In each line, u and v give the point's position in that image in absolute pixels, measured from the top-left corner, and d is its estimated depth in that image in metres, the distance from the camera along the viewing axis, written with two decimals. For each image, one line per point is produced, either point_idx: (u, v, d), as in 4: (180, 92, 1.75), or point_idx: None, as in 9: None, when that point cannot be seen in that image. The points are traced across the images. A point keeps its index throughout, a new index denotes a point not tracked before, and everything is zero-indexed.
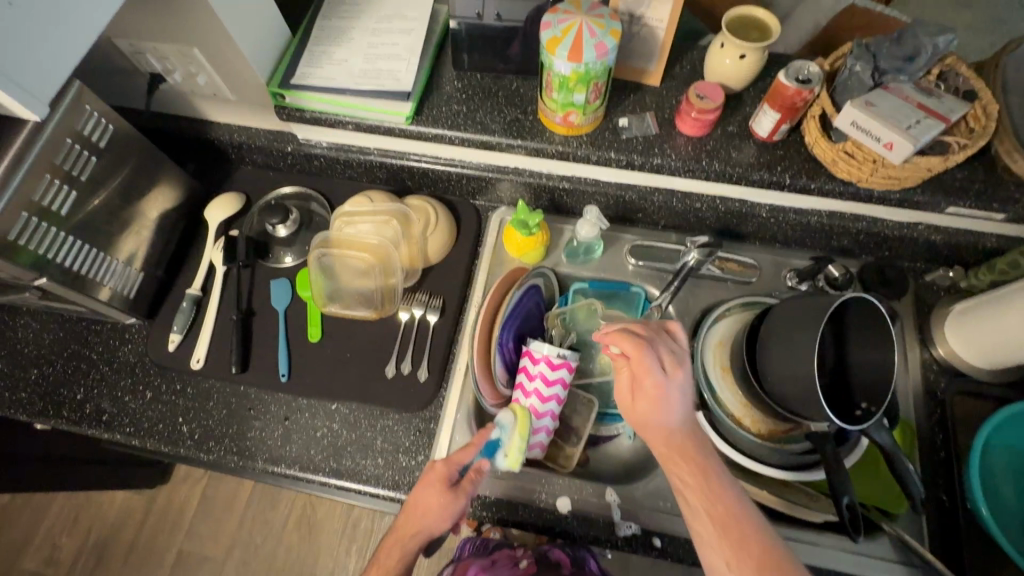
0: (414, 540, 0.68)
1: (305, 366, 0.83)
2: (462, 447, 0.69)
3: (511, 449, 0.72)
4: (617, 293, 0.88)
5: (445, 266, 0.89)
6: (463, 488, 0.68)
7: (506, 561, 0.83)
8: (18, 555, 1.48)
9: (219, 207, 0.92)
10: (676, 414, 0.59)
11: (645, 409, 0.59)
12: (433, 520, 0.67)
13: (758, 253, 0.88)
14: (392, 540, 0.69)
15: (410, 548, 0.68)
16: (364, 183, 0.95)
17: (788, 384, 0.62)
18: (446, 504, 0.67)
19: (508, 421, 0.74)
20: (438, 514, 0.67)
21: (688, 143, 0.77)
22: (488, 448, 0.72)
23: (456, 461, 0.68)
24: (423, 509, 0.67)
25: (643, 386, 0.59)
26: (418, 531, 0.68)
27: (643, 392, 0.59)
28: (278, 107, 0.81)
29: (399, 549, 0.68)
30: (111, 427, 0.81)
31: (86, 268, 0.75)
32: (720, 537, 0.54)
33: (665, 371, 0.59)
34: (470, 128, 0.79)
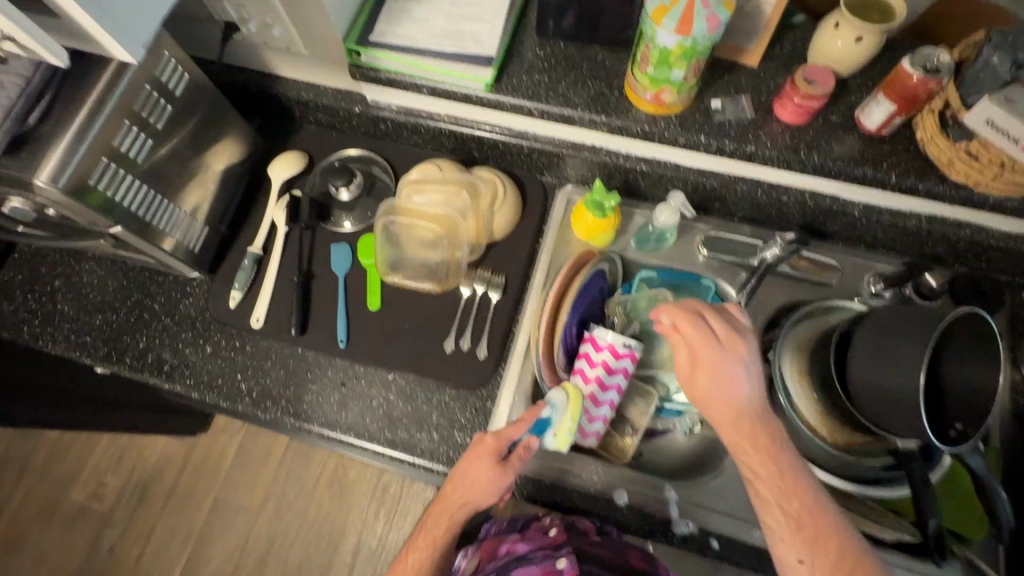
0: (460, 510, 0.69)
1: (363, 334, 0.82)
2: (512, 422, 0.68)
3: (561, 429, 0.72)
4: (686, 284, 0.84)
5: (509, 243, 0.86)
6: (511, 463, 0.68)
7: (534, 532, 0.75)
8: (65, 488, 1.55)
9: (282, 166, 0.90)
10: (742, 398, 0.58)
11: (713, 392, 0.58)
12: (480, 495, 0.67)
13: (839, 254, 0.83)
14: (438, 510, 0.70)
15: (458, 516, 0.70)
16: (428, 151, 0.92)
17: (883, 396, 0.58)
18: (494, 478, 0.67)
19: (559, 401, 0.72)
20: (486, 487, 0.67)
21: (785, 131, 0.71)
22: (538, 426, 0.72)
23: (505, 437, 0.67)
24: (469, 481, 0.67)
25: (710, 369, 0.58)
26: (465, 502, 0.69)
27: (710, 373, 0.58)
28: (353, 65, 0.78)
29: (446, 517, 0.70)
30: (172, 377, 0.82)
31: (156, 218, 0.74)
32: (792, 530, 0.54)
33: (732, 353, 0.59)
34: (552, 100, 0.75)
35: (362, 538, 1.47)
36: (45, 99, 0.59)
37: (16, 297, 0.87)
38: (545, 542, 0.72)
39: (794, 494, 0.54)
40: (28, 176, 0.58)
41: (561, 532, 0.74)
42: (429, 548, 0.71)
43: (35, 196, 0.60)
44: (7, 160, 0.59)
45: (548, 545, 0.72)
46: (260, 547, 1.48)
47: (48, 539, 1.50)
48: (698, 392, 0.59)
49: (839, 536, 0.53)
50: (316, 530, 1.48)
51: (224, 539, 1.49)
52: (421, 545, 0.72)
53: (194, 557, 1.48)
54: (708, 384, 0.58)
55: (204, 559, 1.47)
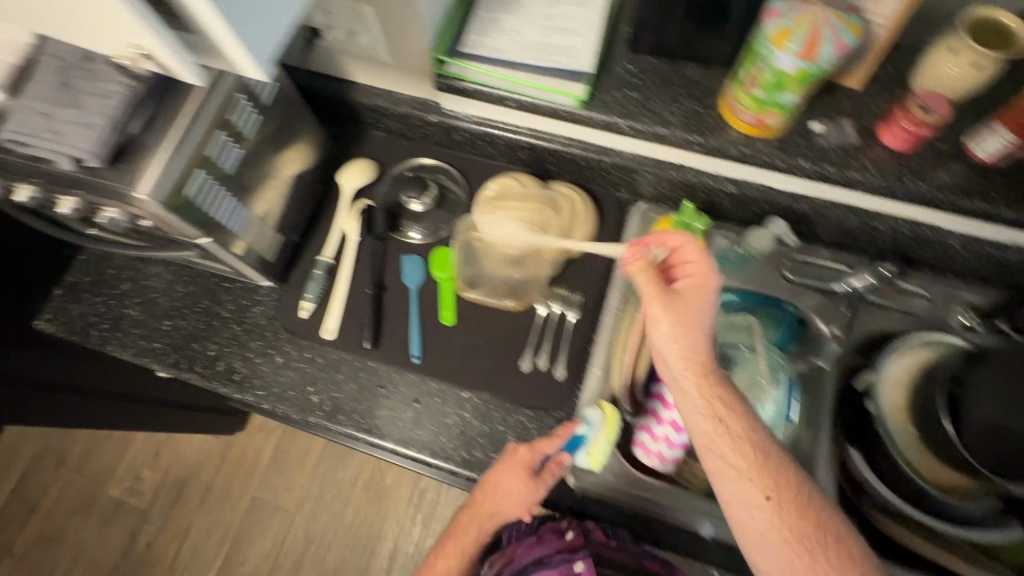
0: (491, 516, 0.73)
1: (437, 350, 0.80)
2: (547, 437, 0.70)
3: (595, 448, 0.72)
4: (764, 306, 0.83)
5: (586, 261, 0.84)
6: (543, 477, 0.70)
7: (550, 536, 0.78)
8: (102, 482, 1.55)
9: (353, 174, 0.88)
10: (706, 334, 0.62)
11: (679, 326, 0.62)
12: (512, 508, 0.70)
13: (929, 283, 0.80)
14: (471, 514, 0.74)
15: (490, 522, 0.74)
16: (501, 163, 0.90)
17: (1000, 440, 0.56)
18: (526, 493, 0.69)
19: (596, 419, 0.73)
20: (518, 500, 0.70)
21: (890, 158, 0.69)
22: (572, 442, 0.72)
23: (539, 453, 0.69)
24: (501, 493, 0.70)
25: (682, 302, 0.63)
26: (497, 511, 0.72)
27: (681, 308, 0.62)
28: (438, 75, 0.77)
29: (478, 522, 0.74)
30: (243, 387, 0.81)
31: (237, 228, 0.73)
32: (755, 465, 0.58)
33: (711, 289, 0.63)
34: (645, 118, 0.73)
35: (399, 542, 1.46)
36: (147, 109, 0.57)
37: (83, 299, 0.86)
38: (562, 545, 0.76)
39: (752, 438, 0.59)
40: (129, 188, 0.57)
41: (578, 536, 0.77)
42: (464, 548, 0.76)
43: (133, 208, 0.59)
44: (108, 171, 0.57)
45: (565, 548, 0.75)
46: (297, 548, 1.47)
47: (86, 532, 1.51)
48: (667, 332, 0.63)
49: (792, 475, 0.58)
50: (352, 533, 1.48)
51: (260, 539, 1.48)
52: (455, 545, 0.76)
53: (230, 556, 1.47)
54: (676, 322, 0.62)
55: (240, 559, 1.47)
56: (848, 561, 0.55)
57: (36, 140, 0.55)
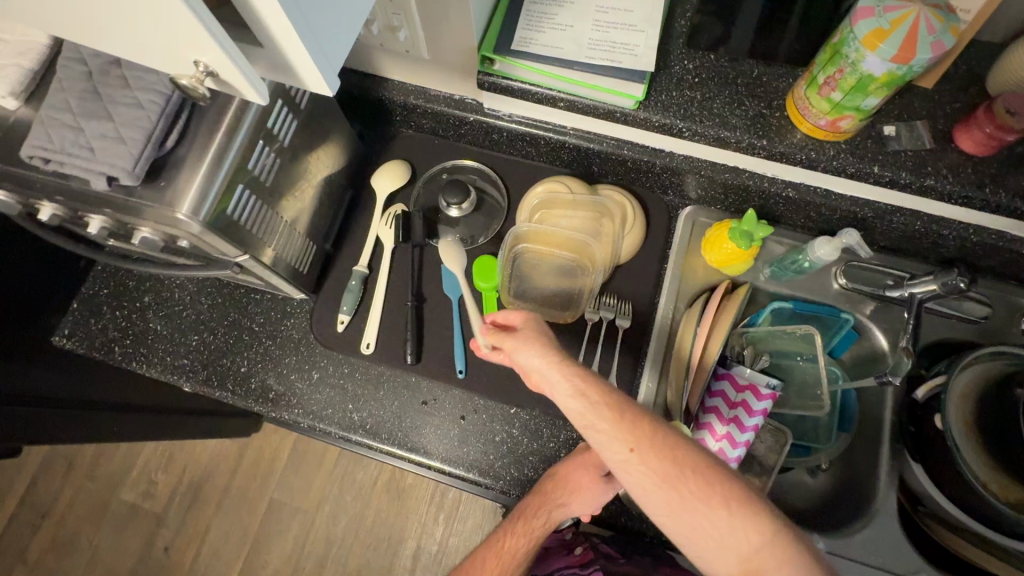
0: (549, 515, 0.67)
1: (482, 364, 0.77)
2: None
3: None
4: (820, 316, 0.80)
5: (635, 269, 0.80)
6: (613, 483, 0.67)
7: (560, 550, 0.81)
8: (116, 486, 1.52)
9: (386, 177, 0.84)
10: (536, 365, 0.55)
11: (534, 367, 0.56)
12: (582, 503, 0.66)
13: (989, 289, 0.78)
14: (537, 505, 0.68)
15: (555, 518, 0.67)
16: (541, 163, 0.86)
17: None
18: (598, 491, 0.66)
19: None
20: (588, 497, 0.66)
21: (966, 164, 0.65)
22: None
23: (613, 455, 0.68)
24: (573, 485, 0.67)
25: (521, 338, 0.57)
26: (564, 505, 0.67)
27: (529, 345, 0.56)
28: (484, 73, 0.71)
29: (542, 515, 0.67)
30: (278, 405, 0.77)
31: (271, 240, 0.68)
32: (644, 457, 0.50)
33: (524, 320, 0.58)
34: (706, 120, 0.69)
35: (422, 542, 1.45)
36: (181, 120, 0.52)
37: (103, 313, 0.81)
38: (571, 560, 0.78)
39: (625, 416, 0.51)
40: (167, 208, 0.52)
41: (585, 551, 0.78)
42: (527, 536, 0.69)
43: (171, 228, 0.54)
44: (143, 189, 0.53)
45: (575, 563, 0.77)
46: (318, 549, 1.46)
47: (100, 537, 1.48)
48: (519, 346, 0.56)
49: (676, 441, 0.51)
50: (374, 533, 1.46)
51: (281, 541, 1.46)
52: (518, 533, 0.69)
53: (250, 559, 1.45)
54: (535, 340, 0.55)
55: (260, 562, 1.45)
56: (731, 495, 0.49)
57: (65, 157, 0.51)
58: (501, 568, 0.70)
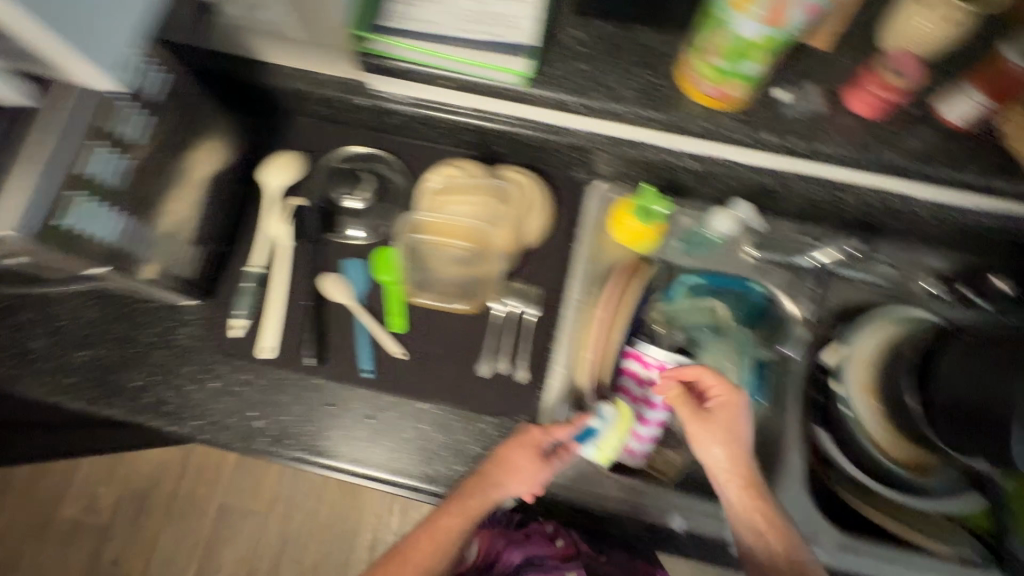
0: (491, 493, 0.66)
1: (388, 360, 0.75)
2: (564, 423, 0.67)
3: (605, 443, 0.70)
4: (731, 288, 0.79)
5: (543, 251, 0.78)
6: (552, 461, 0.67)
7: (538, 536, 0.83)
8: (57, 502, 1.46)
9: (277, 170, 0.79)
10: (720, 453, 0.64)
11: (711, 453, 0.65)
12: (520, 483, 0.65)
13: (893, 252, 0.78)
14: (473, 483, 0.66)
15: (492, 497, 0.66)
16: (444, 146, 0.82)
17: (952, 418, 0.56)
18: (536, 471, 0.66)
19: (610, 415, 0.71)
20: (526, 477, 0.65)
21: (857, 127, 0.64)
22: (582, 434, 0.69)
23: (553, 434, 0.67)
24: (511, 465, 0.66)
25: (710, 427, 0.65)
26: (501, 484, 0.66)
27: (711, 434, 0.65)
28: (361, 54, 0.66)
29: (478, 494, 0.66)
30: (175, 418, 0.73)
31: (151, 256, 0.64)
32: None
33: (727, 405, 0.66)
34: (596, 93, 0.65)
35: (377, 534, 1.44)
36: None
37: None
38: (552, 552, 0.82)
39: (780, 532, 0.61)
40: None
41: (568, 545, 0.83)
42: (463, 516, 0.66)
43: None
44: None
45: (556, 556, 0.81)
46: (273, 549, 1.44)
47: (44, 554, 1.43)
48: (711, 446, 0.65)
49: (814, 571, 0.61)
50: (329, 529, 1.45)
51: (233, 545, 1.44)
52: (453, 513, 0.66)
53: (203, 564, 1.43)
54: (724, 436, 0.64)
55: (213, 565, 1.43)
56: None
57: None
58: (434, 549, 0.67)
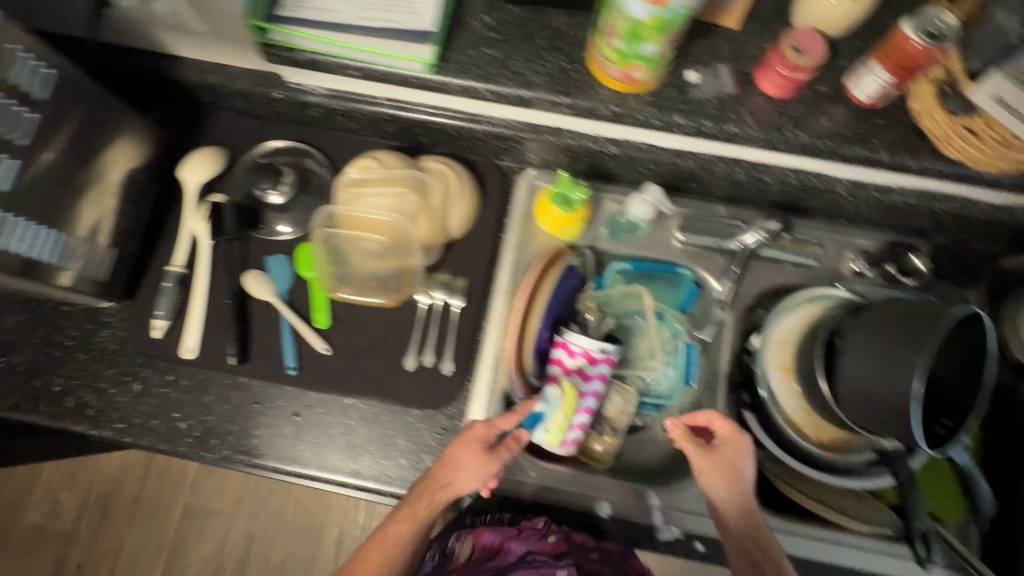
0: (442, 494, 0.64)
1: (314, 357, 0.74)
2: (506, 412, 0.66)
3: (553, 425, 0.70)
4: (660, 273, 0.79)
5: (469, 242, 0.77)
6: (499, 453, 0.65)
7: (530, 532, 0.75)
8: (19, 509, 1.45)
9: (195, 167, 0.77)
10: (725, 496, 0.63)
11: (718, 496, 0.63)
12: (466, 480, 0.63)
13: (819, 231, 0.78)
14: (420, 488, 0.65)
15: (440, 500, 0.64)
16: (369, 137, 0.81)
17: (858, 395, 0.56)
18: (481, 465, 0.64)
19: (555, 398, 0.70)
20: (472, 474, 0.64)
21: (769, 107, 0.63)
22: (530, 419, 0.69)
23: (498, 426, 0.65)
24: (456, 464, 0.64)
25: (716, 472, 0.63)
26: (448, 484, 0.64)
27: (716, 478, 0.63)
28: (264, 45, 0.65)
29: (426, 499, 0.64)
30: (98, 423, 0.72)
31: (56, 259, 0.62)
32: None
33: (740, 450, 0.63)
34: (505, 79, 0.64)
35: (344, 528, 1.44)
36: None
37: None
38: (544, 547, 0.75)
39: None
40: None
41: (559, 540, 0.76)
42: (410, 521, 0.64)
43: None
44: None
45: (547, 552, 0.74)
46: (239, 549, 1.44)
47: (9, 562, 1.43)
48: (718, 487, 0.63)
49: None
50: (295, 525, 1.44)
51: (199, 545, 1.43)
52: (400, 519, 0.65)
53: (170, 566, 1.42)
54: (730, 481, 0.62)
55: (179, 567, 1.42)
56: None
57: None
58: (383, 559, 0.65)
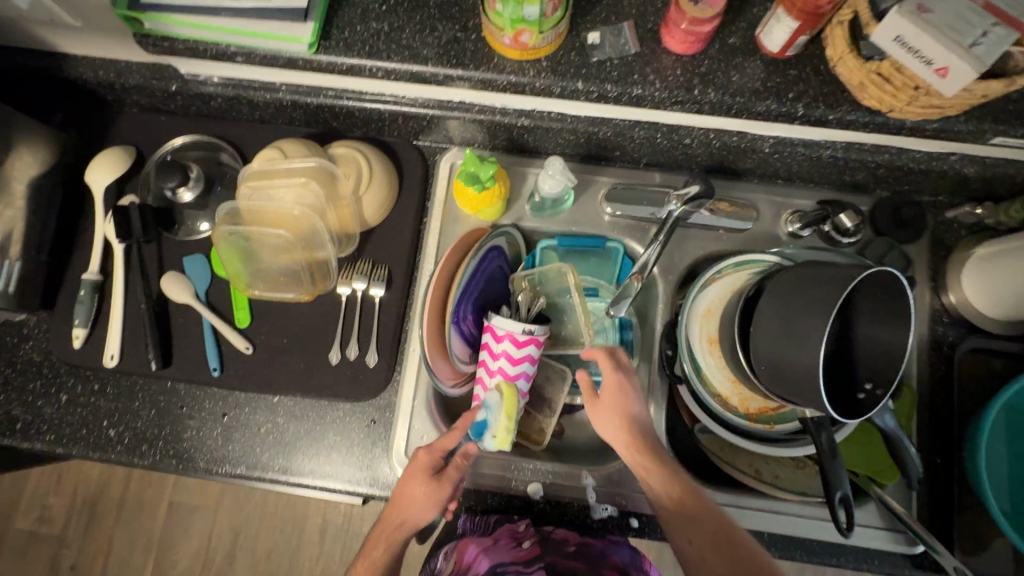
0: (397, 532, 0.62)
1: (237, 357, 0.73)
2: (445, 432, 0.62)
3: (499, 428, 0.65)
4: (592, 249, 0.76)
5: (390, 229, 0.75)
6: (448, 478, 0.62)
7: (506, 540, 0.68)
8: (10, 515, 1.48)
9: (100, 170, 0.75)
10: (614, 429, 0.61)
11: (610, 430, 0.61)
12: (419, 513, 0.61)
13: (754, 193, 0.74)
14: (376, 532, 0.63)
15: (396, 540, 0.62)
16: (281, 125, 0.78)
17: (771, 368, 0.53)
18: (432, 496, 0.61)
19: (495, 400, 0.66)
20: (423, 507, 0.61)
21: (676, 65, 0.59)
22: (475, 428, 0.66)
23: (438, 448, 0.62)
24: (406, 499, 0.61)
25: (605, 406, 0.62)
26: (403, 522, 0.61)
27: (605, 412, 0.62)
28: (139, 36, 0.61)
29: (383, 543, 0.62)
30: (27, 436, 0.72)
31: None
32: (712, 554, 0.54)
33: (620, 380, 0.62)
34: (395, 55, 0.60)
35: (327, 517, 1.46)
36: None
37: None
38: (517, 555, 0.65)
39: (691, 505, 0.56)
40: None
41: (535, 546, 0.67)
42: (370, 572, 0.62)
43: None
44: None
45: (520, 560, 0.65)
46: (225, 542, 1.46)
47: (4, 567, 1.46)
48: (609, 434, 0.62)
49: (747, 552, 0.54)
50: (278, 516, 1.46)
51: (187, 541, 1.46)
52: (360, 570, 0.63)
53: (159, 562, 1.45)
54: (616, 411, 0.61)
55: (169, 562, 1.45)
56: None
57: None
58: None
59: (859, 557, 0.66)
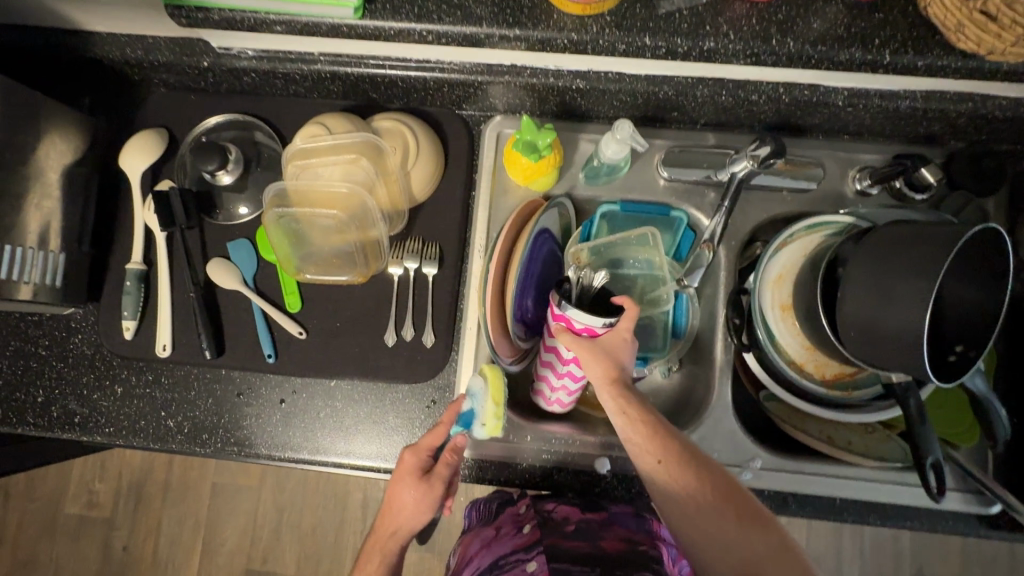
0: (393, 538, 0.60)
1: (291, 342, 0.71)
2: (431, 429, 0.59)
3: (488, 416, 0.62)
4: (654, 217, 0.72)
5: (437, 204, 0.73)
6: (439, 478, 0.58)
7: (508, 528, 0.67)
8: (60, 501, 1.52)
9: (134, 154, 0.72)
10: (603, 371, 0.55)
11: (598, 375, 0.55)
12: (412, 517, 0.58)
13: (819, 150, 0.71)
14: (371, 543, 0.61)
15: (392, 547, 0.60)
16: (317, 100, 0.74)
17: (861, 334, 0.51)
18: (422, 499, 0.58)
19: (479, 388, 0.63)
20: (416, 509, 0.58)
21: (749, 13, 0.55)
22: (463, 420, 0.63)
23: (423, 447, 0.59)
24: (397, 504, 0.59)
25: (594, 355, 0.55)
26: (396, 530, 0.59)
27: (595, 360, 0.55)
28: (170, 8, 0.56)
29: (379, 551, 0.60)
30: (87, 429, 0.71)
31: None
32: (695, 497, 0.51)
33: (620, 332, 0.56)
34: (446, 16, 0.56)
35: (368, 492, 1.48)
36: None
37: None
38: (518, 542, 0.64)
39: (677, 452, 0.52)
40: None
41: (535, 529, 0.65)
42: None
43: None
44: None
45: (519, 547, 0.64)
46: (270, 520, 1.49)
47: (59, 551, 1.51)
48: (595, 374, 0.55)
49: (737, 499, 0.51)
50: (320, 493, 1.49)
51: (233, 519, 1.49)
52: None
53: (208, 542, 1.49)
54: (602, 359, 0.55)
55: (218, 541, 1.49)
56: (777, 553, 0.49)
57: None
58: None
59: (933, 519, 0.66)
